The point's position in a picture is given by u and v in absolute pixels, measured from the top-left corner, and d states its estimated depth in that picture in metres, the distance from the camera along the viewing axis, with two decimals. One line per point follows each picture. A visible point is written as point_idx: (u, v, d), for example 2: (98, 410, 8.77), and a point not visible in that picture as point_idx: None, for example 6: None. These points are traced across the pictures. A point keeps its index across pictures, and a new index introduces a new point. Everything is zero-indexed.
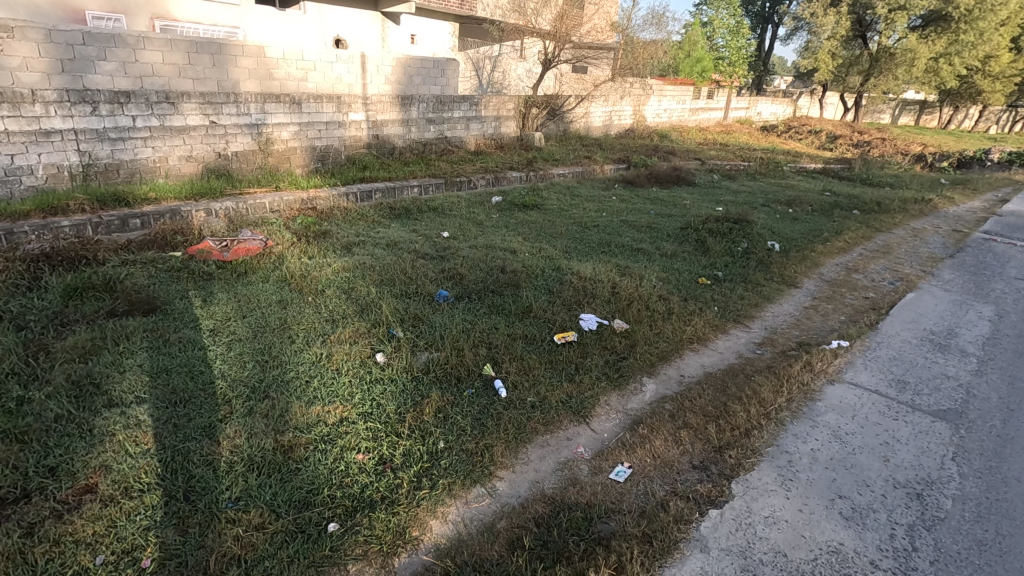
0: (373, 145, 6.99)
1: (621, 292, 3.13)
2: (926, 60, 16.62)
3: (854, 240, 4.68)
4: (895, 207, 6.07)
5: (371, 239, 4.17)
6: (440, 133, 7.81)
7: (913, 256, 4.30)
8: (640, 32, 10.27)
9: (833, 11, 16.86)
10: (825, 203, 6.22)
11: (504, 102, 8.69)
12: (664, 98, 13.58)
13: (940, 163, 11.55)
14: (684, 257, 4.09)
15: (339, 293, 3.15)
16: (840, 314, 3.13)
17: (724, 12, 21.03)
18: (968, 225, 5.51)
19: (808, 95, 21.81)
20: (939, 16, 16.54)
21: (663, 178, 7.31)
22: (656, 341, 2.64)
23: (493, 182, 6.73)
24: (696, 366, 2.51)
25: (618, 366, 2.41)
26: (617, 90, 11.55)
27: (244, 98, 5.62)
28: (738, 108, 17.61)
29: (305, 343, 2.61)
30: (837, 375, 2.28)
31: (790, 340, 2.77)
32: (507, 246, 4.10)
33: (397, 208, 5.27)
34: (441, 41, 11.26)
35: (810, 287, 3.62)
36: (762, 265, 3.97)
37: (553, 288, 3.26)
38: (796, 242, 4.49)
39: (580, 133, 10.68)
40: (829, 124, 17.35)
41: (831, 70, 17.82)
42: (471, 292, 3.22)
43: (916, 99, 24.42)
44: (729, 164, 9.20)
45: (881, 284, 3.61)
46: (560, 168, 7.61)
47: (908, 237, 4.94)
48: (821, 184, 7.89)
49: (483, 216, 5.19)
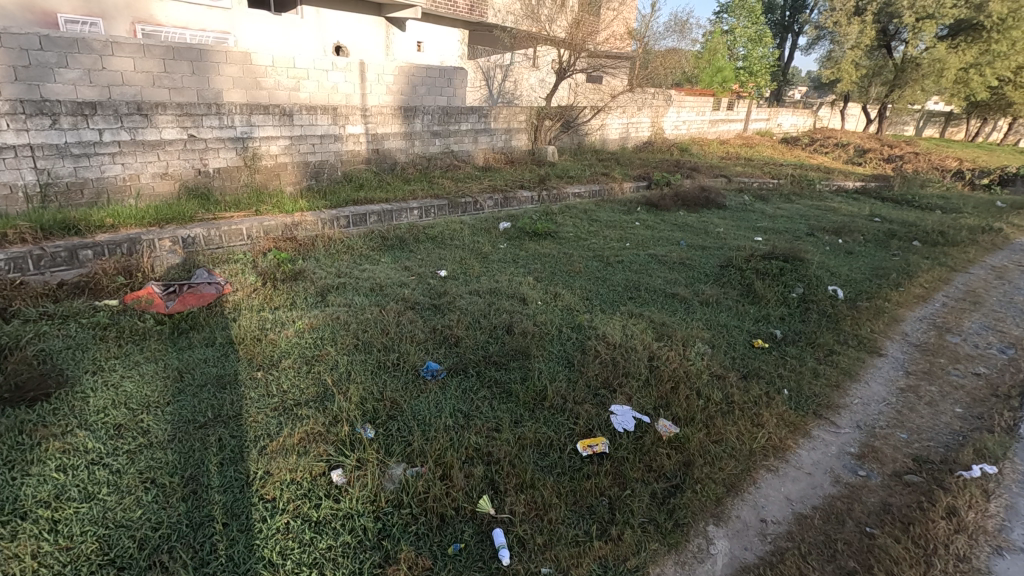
0: (372, 161, 6.29)
1: (662, 369, 2.43)
2: (956, 71, 15.73)
3: (932, 283, 3.92)
4: (963, 237, 5.28)
5: (353, 282, 3.47)
6: (446, 147, 7.13)
7: (1010, 309, 3.56)
8: (660, 40, 9.12)
9: (858, 19, 16.01)
10: (880, 231, 5.46)
11: (515, 113, 8.01)
12: (682, 109, 12.83)
13: (981, 180, 10.68)
14: (730, 307, 3.35)
15: (298, 365, 2.45)
16: (954, 402, 2.42)
17: (745, 21, 20.31)
18: None
19: (830, 106, 20.93)
20: (969, 25, 15.68)
21: (691, 200, 6.57)
22: (719, 456, 1.95)
23: (502, 203, 6.01)
24: (780, 497, 1.82)
25: (670, 506, 1.73)
26: (636, 101, 10.83)
27: (228, 109, 4.88)
28: (758, 119, 16.82)
29: (237, 450, 1.91)
30: (1003, 537, 1.60)
31: (899, 451, 2.06)
32: (515, 292, 3.38)
33: (390, 237, 4.58)
34: (449, 48, 10.66)
35: (898, 353, 2.88)
36: (828, 319, 3.22)
37: (573, 358, 2.55)
38: (862, 287, 3.73)
39: (596, 146, 9.95)
40: (856, 136, 16.45)
41: (855, 81, 16.98)
42: (467, 364, 2.51)
43: (942, 111, 23.49)
44: (759, 182, 8.40)
45: (989, 354, 2.89)
46: (576, 187, 6.90)
47: (992, 279, 4.19)
48: (866, 207, 7.10)
49: (488, 248, 4.47)
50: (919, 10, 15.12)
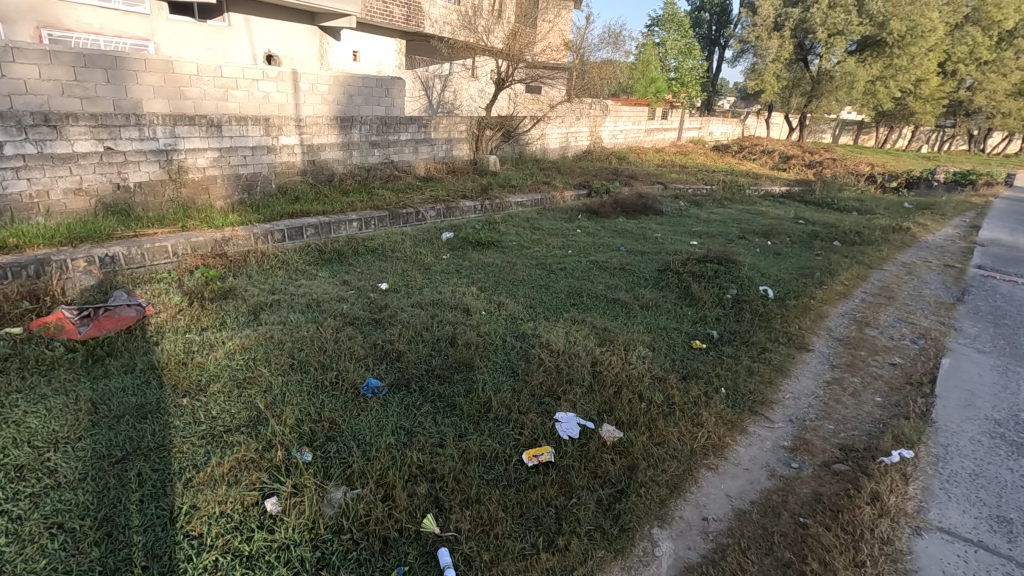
0: (308, 172, 6.09)
1: (604, 374, 2.45)
2: (865, 83, 17.02)
3: (851, 280, 4.17)
4: (877, 236, 5.68)
5: (289, 298, 3.33)
6: (385, 157, 7.01)
7: (920, 302, 3.85)
8: (595, 52, 9.35)
9: (777, 35, 16.98)
10: (804, 233, 5.78)
11: (455, 123, 7.99)
12: (619, 119, 13.21)
13: (891, 183, 11.55)
14: (669, 309, 3.44)
15: (228, 390, 2.30)
16: (875, 392, 2.57)
17: (675, 35, 21.22)
18: (956, 259, 5.19)
19: (755, 116, 22.09)
20: (874, 41, 17.01)
21: (630, 207, 6.74)
22: (661, 458, 1.98)
23: (444, 213, 5.96)
24: (720, 495, 1.87)
25: (615, 511, 1.74)
26: (574, 111, 11.06)
27: (148, 119, 4.60)
28: (690, 128, 17.55)
29: (160, 484, 1.77)
30: (921, 518, 1.71)
31: (827, 442, 2.16)
32: (458, 303, 3.34)
33: (328, 251, 4.43)
34: (387, 57, 10.54)
35: (824, 348, 3.03)
36: (760, 318, 3.37)
37: (517, 368, 2.54)
38: (790, 286, 3.93)
39: (537, 155, 10.06)
40: (781, 144, 17.43)
41: (777, 92, 17.99)
42: (409, 379, 2.45)
43: (854, 119, 25.30)
44: (692, 188, 8.73)
45: (903, 345, 3.10)
46: (517, 196, 6.94)
47: (904, 275, 4.51)
48: (791, 210, 7.52)
49: (430, 259, 4.41)
50: (830, 26, 16.20)
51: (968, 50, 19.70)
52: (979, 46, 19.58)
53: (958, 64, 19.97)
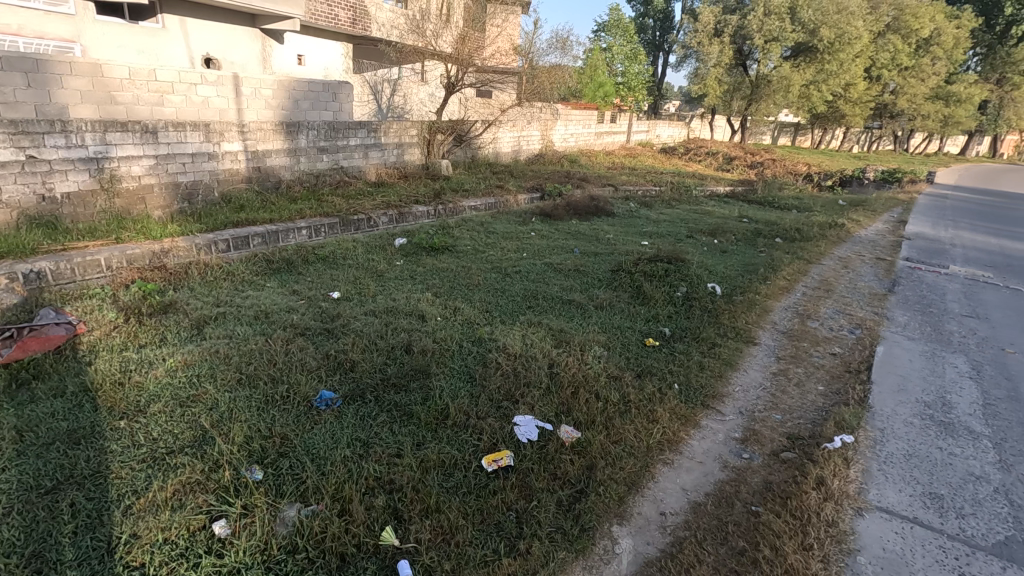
0: (253, 179, 5.88)
1: (561, 376, 2.47)
2: (799, 87, 17.90)
3: (793, 275, 4.36)
4: (815, 233, 5.97)
5: (235, 311, 3.20)
6: (334, 163, 6.85)
7: (855, 294, 4.07)
8: (544, 56, 9.52)
9: (717, 41, 17.57)
10: (747, 231, 6.01)
11: (406, 128, 7.91)
12: (569, 123, 13.40)
13: (826, 182, 12.17)
14: (623, 309, 3.50)
15: (170, 409, 2.19)
16: (817, 381, 2.69)
17: (621, 40, 21.72)
18: (886, 253, 5.52)
19: (699, 119, 22.85)
20: (806, 48, 17.90)
21: (582, 210, 6.83)
22: (619, 456, 2.01)
23: (396, 219, 5.88)
24: (677, 489, 1.91)
25: (575, 511, 1.75)
26: (525, 115, 11.15)
27: (75, 126, 4.33)
28: (638, 131, 17.99)
29: (96, 514, 1.66)
30: (862, 499, 1.80)
31: (776, 432, 2.25)
32: (413, 310, 3.30)
33: (276, 260, 4.29)
34: (333, 60, 10.32)
35: (769, 341, 3.16)
36: (709, 314, 3.47)
37: (475, 373, 2.53)
38: (737, 283, 4.07)
39: (489, 159, 10.06)
40: (725, 145, 18.08)
41: (719, 96, 18.66)
42: (364, 389, 2.39)
43: (791, 121, 26.55)
44: (642, 190, 8.92)
45: (841, 336, 3.26)
46: (471, 200, 6.92)
47: (840, 269, 4.76)
48: (735, 209, 7.82)
49: (383, 265, 4.33)
50: (766, 33, 16.90)
51: (890, 56, 21.03)
52: (900, 52, 20.88)
53: (883, 69, 21.25)
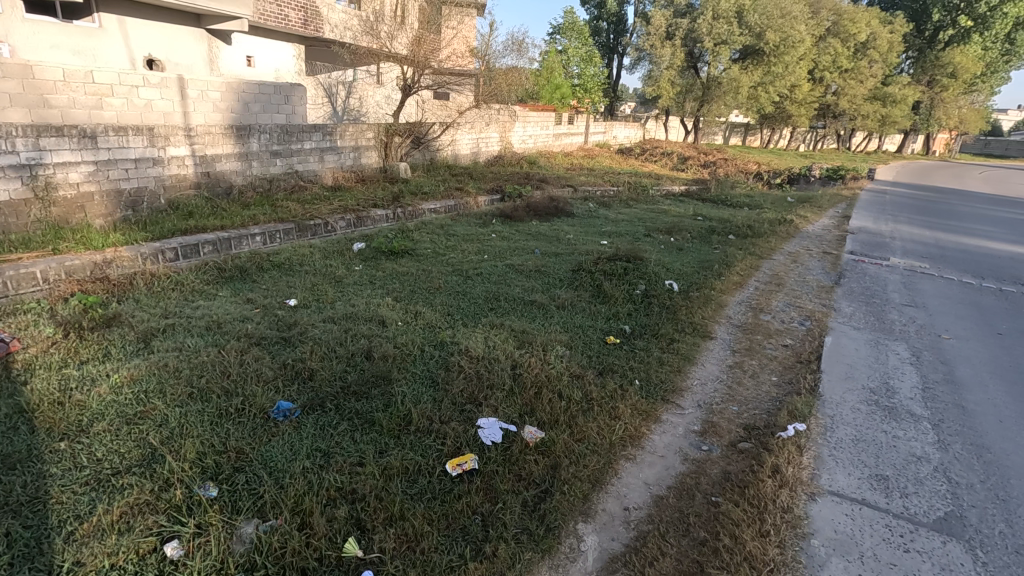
0: (203, 185, 5.67)
1: (524, 377, 2.47)
2: (748, 89, 18.56)
3: (746, 271, 4.50)
4: (766, 229, 6.19)
5: (185, 322, 3.08)
6: (289, 167, 6.68)
7: (804, 287, 4.24)
8: (501, 58, 9.59)
9: (669, 44, 17.92)
10: (702, 228, 6.18)
11: (362, 130, 7.80)
12: (527, 124, 13.47)
13: (775, 180, 12.63)
14: (584, 308, 3.54)
15: (116, 428, 2.08)
16: (771, 372, 2.79)
17: (576, 42, 21.99)
18: (832, 247, 5.77)
19: (654, 120, 23.35)
20: (754, 51, 18.53)
21: (542, 210, 6.87)
22: (583, 454, 2.03)
23: (355, 223, 5.77)
24: (640, 483, 1.94)
25: (541, 511, 1.76)
26: (483, 117, 11.14)
27: (4, 131, 4.05)
28: (595, 132, 18.24)
29: (34, 543, 1.56)
30: (815, 484, 1.88)
31: (733, 423, 2.31)
32: (373, 315, 3.24)
33: (228, 268, 4.15)
34: (284, 62, 10.07)
35: (725, 335, 3.25)
36: (667, 310, 3.55)
37: (437, 377, 2.50)
38: (693, 279, 4.17)
39: (448, 161, 10.01)
40: (679, 146, 18.52)
41: (672, 97, 19.10)
42: (323, 398, 2.34)
43: (741, 122, 27.45)
44: (601, 190, 9.05)
45: (792, 327, 3.39)
46: (431, 203, 6.87)
47: (790, 263, 4.95)
48: (690, 208, 8.02)
49: (342, 271, 4.25)
50: (715, 36, 17.40)
51: (831, 59, 22.02)
52: (840, 55, 21.86)
53: (825, 71, 22.22)
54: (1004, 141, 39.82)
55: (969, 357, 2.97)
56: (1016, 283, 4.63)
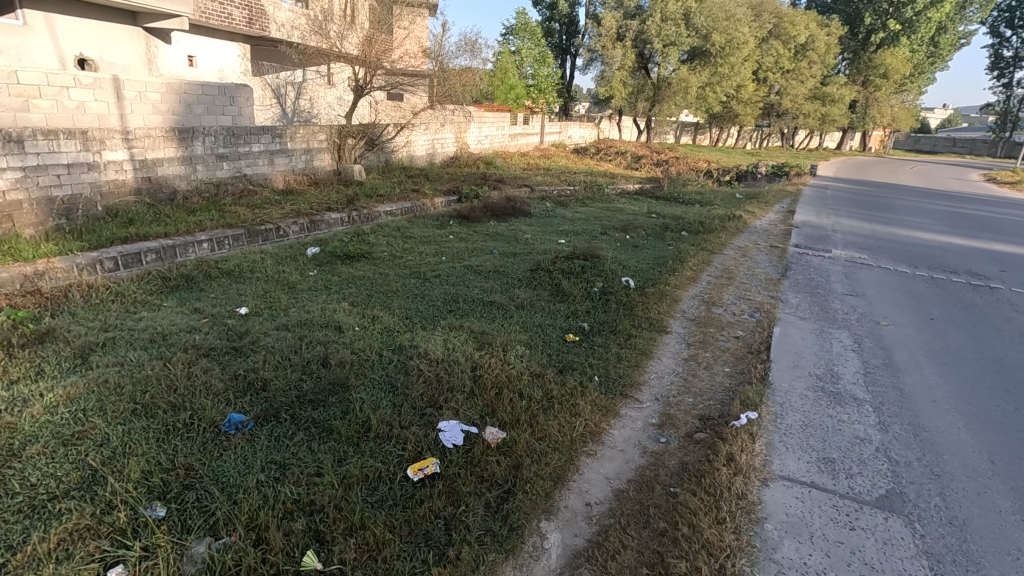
0: (144, 191, 5.41)
1: (484, 378, 2.47)
2: (696, 89, 19.12)
3: (698, 266, 4.63)
4: (717, 225, 6.39)
5: (127, 335, 2.93)
6: (237, 170, 6.46)
7: (754, 280, 4.39)
8: (454, 58, 9.43)
9: (620, 45, 18.17)
10: (656, 225, 6.32)
11: (314, 132, 7.63)
12: (483, 125, 13.45)
13: (725, 177, 13.05)
14: (542, 307, 3.56)
15: (51, 449, 1.95)
16: (724, 363, 2.87)
17: (530, 43, 22.15)
18: (779, 240, 6.01)
19: (608, 119, 23.73)
20: (701, 52, 19.07)
21: (500, 211, 6.88)
22: (544, 452, 2.04)
23: (308, 227, 5.63)
24: (601, 478, 1.97)
25: (503, 512, 1.75)
26: (438, 118, 11.05)
27: None
28: (551, 132, 18.40)
29: None
30: (767, 470, 1.95)
31: (689, 414, 2.37)
32: (329, 321, 3.17)
33: (174, 277, 3.97)
34: (228, 61, 9.72)
35: (680, 329, 3.33)
36: (624, 307, 3.61)
37: (396, 381, 2.47)
38: (648, 275, 4.26)
39: (404, 163, 9.90)
40: (633, 145, 18.88)
41: (625, 98, 19.42)
42: (278, 408, 2.27)
43: (691, 121, 28.23)
44: (557, 189, 9.14)
45: (743, 319, 3.51)
46: (387, 205, 6.77)
47: (740, 257, 5.12)
48: (645, 205, 8.20)
49: (295, 276, 4.13)
50: (664, 37, 17.81)
51: (774, 60, 22.91)
52: (782, 57, 22.78)
53: (768, 72, 23.11)
54: (932, 137, 42.41)
55: (905, 342, 3.15)
56: (946, 271, 4.94)
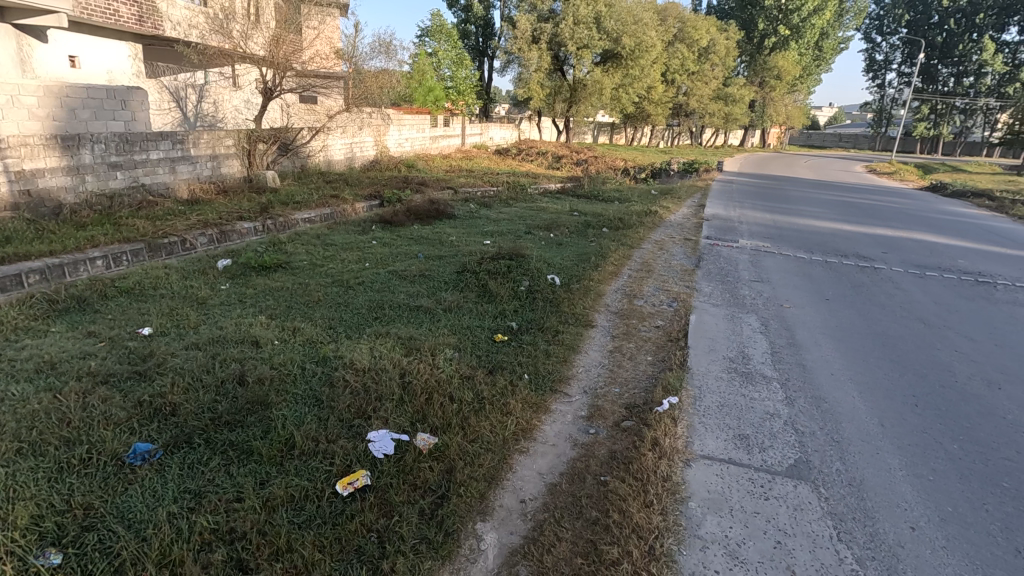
0: (22, 206, 4.86)
1: (413, 384, 2.43)
2: (610, 90, 19.80)
3: (619, 260, 4.80)
4: (635, 221, 6.65)
5: (7, 367, 2.61)
6: (133, 180, 5.96)
7: (671, 271, 4.61)
8: (369, 60, 9.22)
9: (536, 47, 18.34)
10: (578, 223, 6.49)
11: (219, 138, 7.19)
12: (402, 127, 13.25)
13: (641, 174, 13.61)
14: (470, 309, 3.56)
15: None
16: (646, 352, 2.99)
17: (446, 45, 22.07)
18: (691, 233, 6.34)
19: (528, 120, 24.05)
20: (612, 55, 19.79)
21: (423, 214, 6.80)
22: (477, 454, 2.04)
23: (218, 238, 5.30)
24: (534, 474, 1.99)
25: (438, 518, 1.73)
26: (355, 121, 10.75)
27: None
28: (472, 134, 18.42)
29: None
30: (689, 451, 2.05)
31: (616, 404, 2.45)
32: (245, 336, 3.00)
33: (63, 300, 3.60)
34: (116, 62, 8.94)
35: (604, 322, 3.44)
36: (550, 304, 3.68)
37: (321, 395, 2.37)
38: (573, 272, 4.35)
39: (321, 168, 9.55)
40: (553, 145, 19.25)
41: (543, 99, 19.67)
42: (190, 434, 2.11)
43: (607, 121, 29.20)
44: (481, 191, 9.15)
45: (663, 309, 3.67)
46: (304, 212, 6.50)
47: (657, 251, 5.36)
48: (567, 204, 8.39)
49: (205, 291, 3.87)
50: (577, 40, 18.31)
51: (680, 63, 24.15)
52: (687, 59, 24.04)
53: (675, 74, 24.34)
54: (820, 134, 46.38)
55: (805, 322, 3.43)
56: (838, 255, 5.42)
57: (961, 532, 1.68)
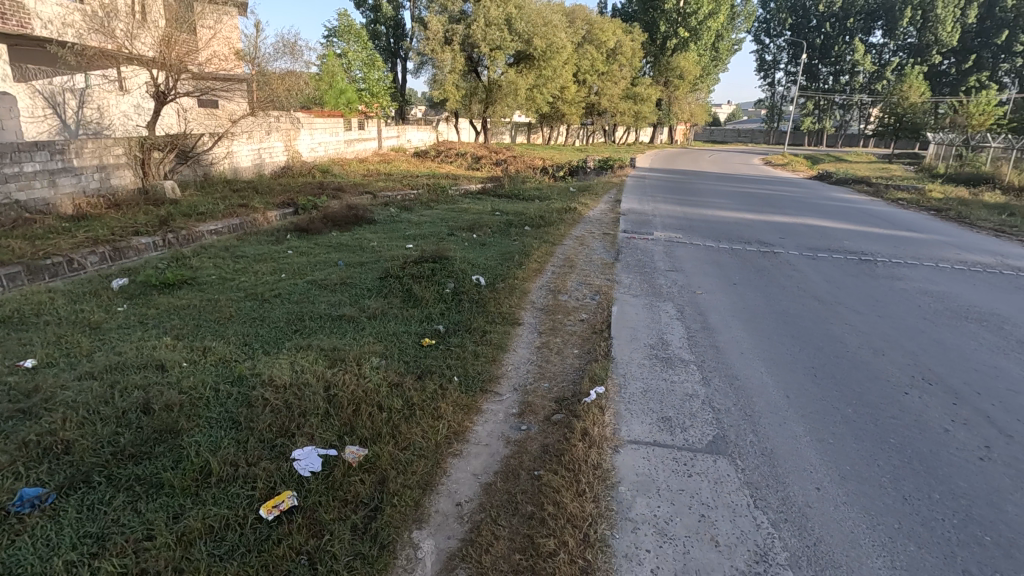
0: None
1: (339, 397, 2.34)
2: (524, 91, 20.05)
3: (542, 257, 4.88)
4: (556, 218, 6.79)
5: None
6: (4, 196, 5.33)
7: (592, 266, 4.75)
8: (273, 61, 8.81)
9: (449, 48, 18.24)
10: (501, 223, 6.53)
11: (107, 147, 6.59)
12: (314, 132, 12.75)
13: (559, 173, 13.90)
14: (395, 314, 3.49)
15: None
16: (573, 346, 3.07)
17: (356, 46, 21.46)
18: (610, 227, 6.56)
19: (445, 122, 23.89)
20: (525, 56, 20.10)
21: (341, 220, 6.58)
22: (410, 461, 2.00)
23: (111, 256, 4.86)
24: (468, 476, 1.98)
25: (372, 531, 1.68)
26: (262, 126, 10.22)
27: None
28: (388, 136, 18.03)
29: None
30: (617, 438, 2.12)
31: (546, 399, 2.49)
32: (148, 361, 2.76)
33: None
34: None
35: (531, 319, 3.48)
36: (476, 304, 3.68)
37: (238, 416, 2.23)
38: (497, 271, 4.37)
39: (226, 176, 9.00)
40: (472, 146, 19.26)
41: (459, 101, 19.43)
42: (89, 472, 1.92)
43: (523, 121, 29.59)
44: (400, 194, 8.98)
45: (586, 303, 3.77)
46: (210, 223, 6.09)
47: (578, 246, 5.50)
48: (488, 204, 8.42)
49: (98, 315, 3.54)
50: (490, 42, 18.41)
51: (590, 63, 24.91)
52: (596, 60, 24.83)
53: (586, 74, 25.06)
54: (722, 129, 49.50)
55: (717, 306, 3.65)
56: (743, 242, 5.81)
57: (858, 487, 1.85)
